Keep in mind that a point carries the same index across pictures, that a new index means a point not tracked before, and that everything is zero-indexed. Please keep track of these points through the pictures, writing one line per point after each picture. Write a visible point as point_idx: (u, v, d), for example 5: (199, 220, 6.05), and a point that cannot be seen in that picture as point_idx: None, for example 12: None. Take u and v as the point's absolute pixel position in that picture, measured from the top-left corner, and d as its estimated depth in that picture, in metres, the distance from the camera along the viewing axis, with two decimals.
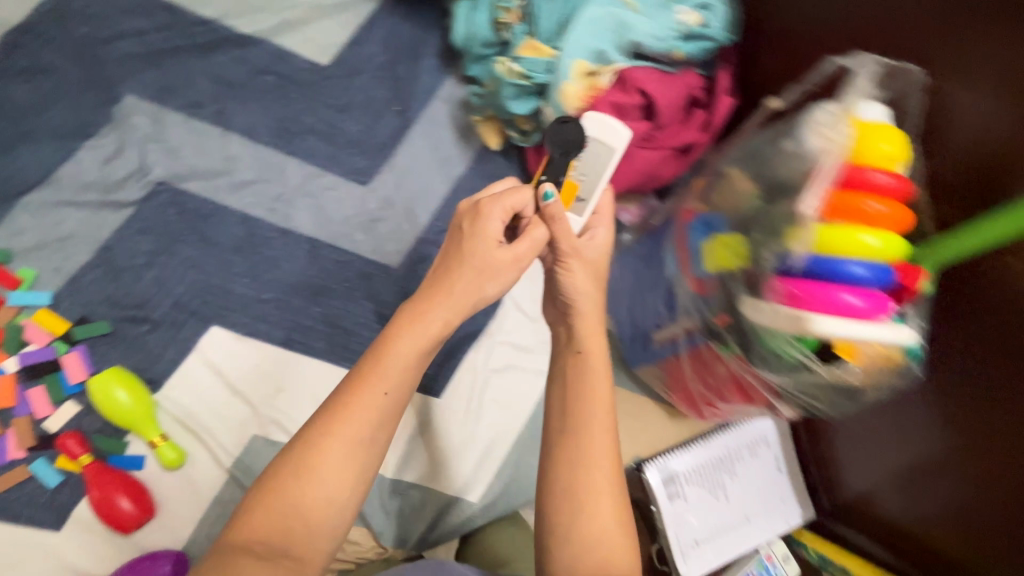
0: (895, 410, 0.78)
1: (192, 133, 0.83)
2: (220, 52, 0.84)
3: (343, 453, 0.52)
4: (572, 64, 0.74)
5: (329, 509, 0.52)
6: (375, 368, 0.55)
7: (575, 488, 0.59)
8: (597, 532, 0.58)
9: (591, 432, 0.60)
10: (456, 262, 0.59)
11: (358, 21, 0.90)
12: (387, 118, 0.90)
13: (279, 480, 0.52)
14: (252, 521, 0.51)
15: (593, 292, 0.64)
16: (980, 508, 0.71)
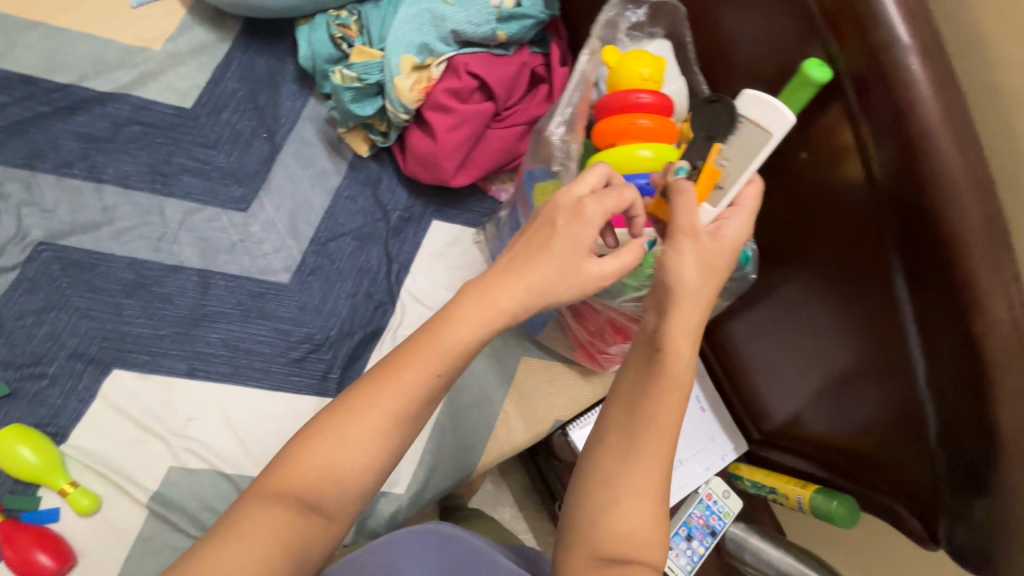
0: (798, 317, 0.80)
1: (66, 191, 0.87)
2: (82, 112, 0.89)
3: (387, 427, 0.54)
4: (397, 60, 0.81)
5: (368, 475, 0.55)
6: (429, 346, 0.55)
7: (623, 478, 0.59)
8: (626, 516, 0.58)
9: (645, 418, 0.59)
10: (547, 253, 0.54)
11: (213, 62, 0.95)
12: (257, 146, 0.95)
13: (323, 434, 0.54)
14: (292, 480, 0.54)
15: (695, 284, 0.58)
16: (875, 398, 0.72)
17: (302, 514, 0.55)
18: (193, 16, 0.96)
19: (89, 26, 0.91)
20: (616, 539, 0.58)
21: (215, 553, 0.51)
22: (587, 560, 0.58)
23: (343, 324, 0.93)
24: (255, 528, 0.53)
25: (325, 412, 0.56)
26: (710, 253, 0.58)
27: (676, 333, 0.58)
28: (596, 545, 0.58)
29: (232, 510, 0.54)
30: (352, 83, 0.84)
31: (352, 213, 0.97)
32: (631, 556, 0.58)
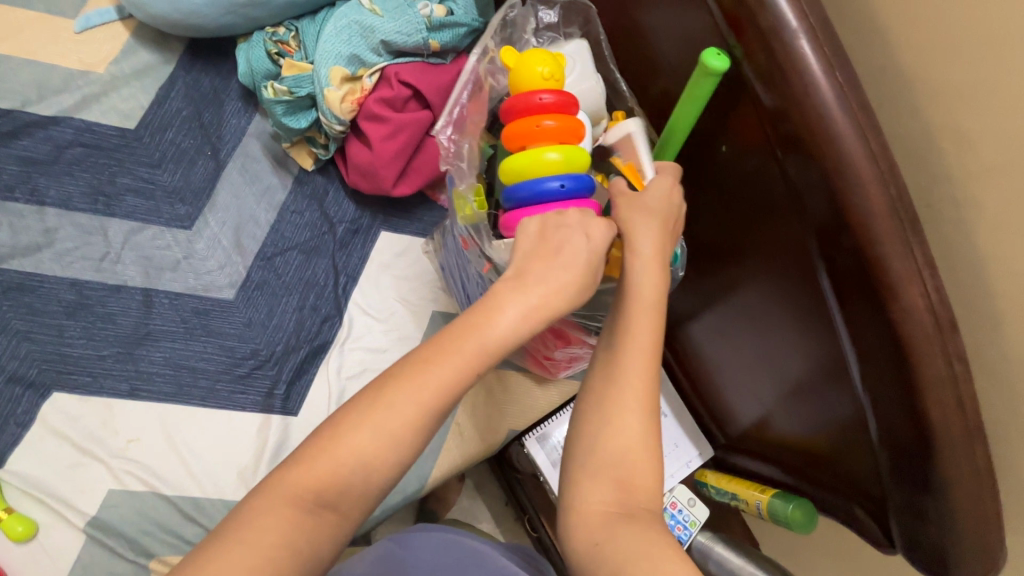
0: (749, 312, 0.77)
1: (8, 215, 0.87)
2: (24, 136, 0.89)
3: (420, 425, 0.51)
4: (325, 72, 0.82)
5: (392, 469, 0.50)
6: (471, 335, 0.52)
7: (618, 404, 0.57)
8: (635, 445, 0.56)
9: (626, 342, 0.59)
10: (581, 260, 0.53)
11: (157, 83, 0.96)
12: (201, 163, 0.95)
13: (352, 427, 0.50)
14: (313, 475, 0.49)
15: (658, 244, 0.61)
16: (832, 391, 0.69)
17: (314, 514, 0.49)
18: (136, 39, 0.97)
19: (33, 52, 0.92)
20: (618, 470, 0.56)
21: (229, 546, 0.46)
22: (600, 492, 0.56)
23: (290, 339, 0.92)
24: (266, 528, 0.47)
25: (351, 405, 0.51)
26: (651, 204, 0.62)
27: (634, 258, 0.60)
28: (584, 505, 0.56)
29: (245, 507, 0.49)
30: (282, 97, 0.85)
31: (299, 227, 0.96)
32: (644, 491, 0.55)
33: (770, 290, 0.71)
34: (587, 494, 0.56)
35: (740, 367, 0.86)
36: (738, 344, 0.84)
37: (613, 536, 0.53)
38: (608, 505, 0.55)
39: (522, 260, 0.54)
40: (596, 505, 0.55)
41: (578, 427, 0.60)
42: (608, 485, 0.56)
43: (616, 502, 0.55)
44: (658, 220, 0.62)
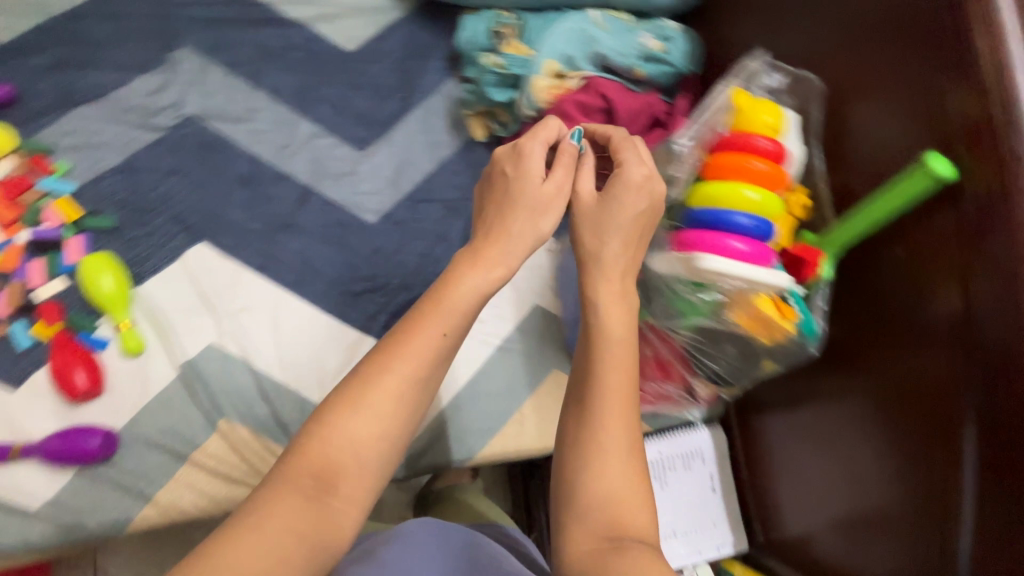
0: (845, 421, 0.76)
1: (229, 86, 0.99)
2: (266, 28, 1.02)
3: (400, 392, 0.58)
4: (543, 61, 0.89)
5: (379, 446, 0.57)
6: (442, 318, 0.60)
7: (596, 443, 0.59)
8: (622, 481, 0.58)
9: (598, 381, 0.61)
10: (518, 216, 0.64)
11: (383, 22, 1.07)
12: (392, 101, 1.05)
13: (341, 416, 0.56)
14: (309, 461, 0.55)
15: (620, 257, 0.64)
16: (915, 528, 0.66)
17: (318, 500, 0.54)
18: None
19: None
20: (610, 499, 0.57)
21: (238, 536, 0.51)
22: (587, 536, 0.57)
23: (406, 277, 0.98)
24: (278, 516, 0.52)
25: (334, 400, 0.57)
26: (615, 217, 0.64)
27: (599, 287, 0.63)
28: (589, 511, 0.57)
29: (259, 494, 0.54)
30: (496, 69, 0.91)
31: (450, 185, 1.04)
32: (637, 525, 0.57)
33: (882, 405, 0.70)
34: (579, 535, 0.57)
35: (814, 476, 0.83)
36: (818, 450, 0.81)
37: (609, 567, 0.53)
38: (597, 548, 0.56)
39: (479, 231, 0.65)
40: (586, 546, 0.56)
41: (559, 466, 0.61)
42: (598, 526, 0.57)
43: (603, 543, 0.56)
44: (619, 242, 0.64)
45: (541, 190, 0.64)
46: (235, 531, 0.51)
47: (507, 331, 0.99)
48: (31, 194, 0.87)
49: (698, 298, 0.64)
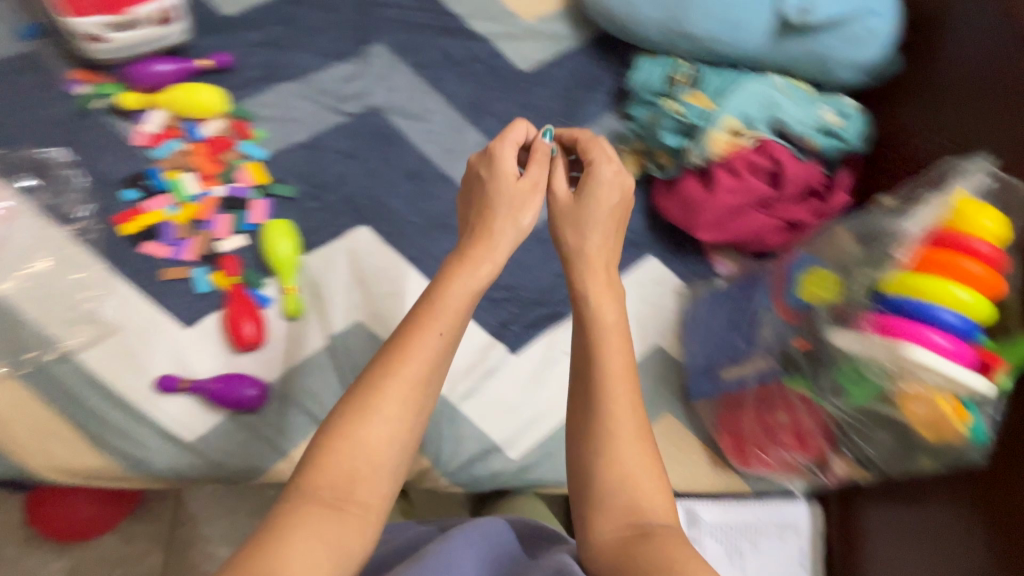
0: (982, 529, 0.73)
1: (413, 86, 1.05)
2: (454, 37, 1.08)
3: (409, 393, 0.62)
4: (725, 117, 0.92)
5: (390, 448, 0.61)
6: (443, 317, 0.65)
7: (605, 434, 0.64)
8: (633, 467, 0.63)
9: (597, 372, 0.67)
10: (501, 209, 0.72)
11: (560, 49, 1.12)
12: (555, 124, 1.09)
13: (354, 427, 0.60)
14: (330, 473, 0.58)
15: (597, 243, 0.73)
16: None
17: (337, 509, 0.57)
18: (564, 10, 1.14)
19: None
20: (624, 484, 0.63)
21: (265, 547, 0.53)
22: (611, 522, 0.62)
23: (540, 293, 1.02)
24: (308, 529, 0.55)
25: (343, 414, 0.60)
26: (591, 214, 0.73)
27: (587, 284, 0.71)
28: (614, 496, 0.63)
29: (280, 507, 0.57)
30: (676, 115, 0.94)
31: None
32: (656, 511, 0.62)
33: None
34: (604, 524, 0.62)
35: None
36: (935, 551, 0.78)
37: (641, 553, 0.58)
38: (626, 535, 0.61)
39: (469, 237, 0.71)
40: (613, 534, 0.61)
41: (575, 461, 0.66)
42: (621, 514, 0.62)
43: (630, 530, 0.61)
44: (597, 238, 0.73)
45: (516, 187, 0.73)
46: (267, 540, 0.54)
47: None
48: (231, 154, 0.95)
49: (882, 382, 0.67)
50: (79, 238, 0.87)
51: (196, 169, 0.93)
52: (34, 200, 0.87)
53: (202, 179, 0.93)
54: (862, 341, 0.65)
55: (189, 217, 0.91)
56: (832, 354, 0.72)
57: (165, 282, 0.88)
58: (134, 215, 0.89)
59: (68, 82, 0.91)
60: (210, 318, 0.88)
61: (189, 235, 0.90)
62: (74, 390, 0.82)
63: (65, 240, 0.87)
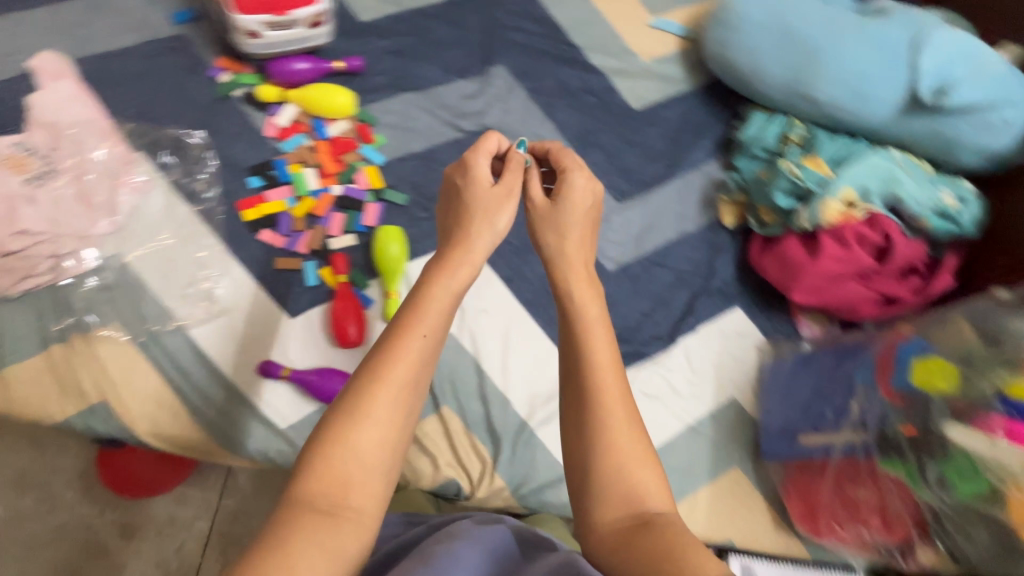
0: None
1: (528, 110, 1.07)
2: (572, 68, 1.10)
3: (399, 393, 0.59)
4: (843, 186, 0.92)
5: (383, 453, 0.58)
6: (428, 317, 0.64)
7: (600, 424, 0.60)
8: (630, 456, 0.59)
9: (586, 364, 0.63)
10: (476, 215, 0.71)
11: (672, 92, 1.13)
12: (658, 165, 1.11)
13: (346, 435, 0.57)
14: (323, 483, 0.55)
15: (574, 245, 0.73)
16: None
17: (331, 516, 0.54)
18: (680, 54, 1.15)
19: (615, 19, 1.13)
20: (621, 477, 0.59)
21: (261, 554, 0.50)
22: (610, 513, 0.58)
23: (625, 330, 1.02)
24: (305, 540, 0.52)
25: (333, 423, 0.57)
26: (564, 219, 0.73)
27: (570, 282, 0.69)
28: (613, 487, 0.58)
29: (277, 512, 0.54)
30: (792, 178, 0.95)
31: (684, 258, 1.08)
32: (657, 503, 0.58)
33: None
34: (606, 517, 0.58)
35: None
36: None
37: (644, 544, 0.54)
38: (628, 526, 0.57)
39: (446, 244, 0.71)
40: (614, 526, 0.57)
41: (569, 455, 0.62)
42: (622, 504, 0.58)
43: (631, 520, 0.57)
44: (574, 240, 0.73)
45: (489, 192, 0.73)
46: (263, 551, 0.51)
47: (700, 413, 1.00)
48: (351, 155, 0.97)
49: (996, 481, 0.71)
50: (204, 216, 0.91)
51: (317, 165, 0.96)
52: (168, 175, 0.91)
53: (322, 176, 0.96)
54: (992, 446, 0.70)
55: (305, 211, 0.94)
56: (947, 449, 0.75)
57: (278, 271, 0.91)
58: (256, 203, 0.92)
59: (214, 68, 0.96)
60: (314, 312, 0.91)
61: (304, 229, 0.93)
62: (181, 361, 0.85)
63: (192, 216, 0.90)
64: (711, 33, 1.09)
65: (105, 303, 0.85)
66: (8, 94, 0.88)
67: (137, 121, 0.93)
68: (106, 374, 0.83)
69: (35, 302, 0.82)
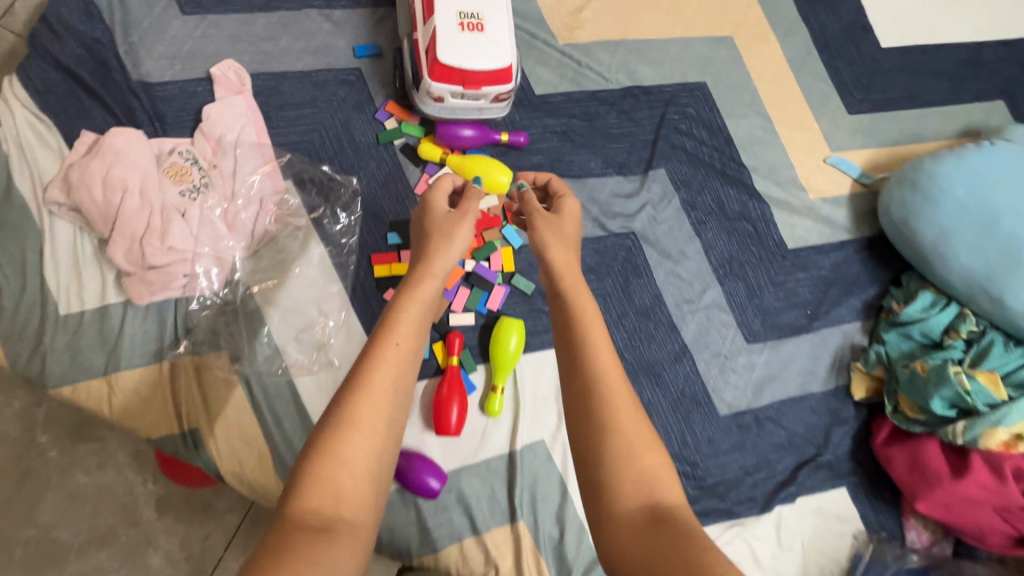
0: None
1: (677, 223, 1.01)
2: (734, 188, 1.03)
3: (382, 401, 0.59)
4: (1016, 417, 0.84)
5: (371, 462, 0.57)
6: (407, 330, 0.65)
7: (606, 416, 0.60)
8: (634, 443, 0.59)
9: (587, 359, 0.64)
10: (434, 238, 0.73)
11: (832, 238, 1.05)
12: (798, 312, 1.03)
13: (337, 448, 0.56)
14: (313, 498, 0.53)
15: (567, 253, 0.73)
16: None
17: (324, 534, 0.51)
18: (849, 200, 1.07)
19: (791, 147, 1.06)
20: (631, 466, 0.57)
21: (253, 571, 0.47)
22: (629, 505, 0.56)
23: (721, 483, 0.95)
24: (301, 558, 0.48)
25: (319, 436, 0.56)
26: (566, 230, 0.75)
27: (563, 283, 0.70)
28: (624, 478, 0.57)
29: (272, 521, 0.52)
30: (959, 389, 0.86)
31: (800, 420, 1.00)
32: (666, 491, 0.57)
33: None
34: (622, 512, 0.55)
35: None
36: None
37: (665, 537, 0.52)
38: (644, 519, 0.54)
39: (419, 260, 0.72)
40: (628, 519, 0.55)
41: (580, 452, 0.60)
42: (633, 492, 0.56)
43: (645, 515, 0.55)
44: (564, 244, 0.74)
45: (446, 214, 0.75)
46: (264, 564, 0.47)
47: None
48: (491, 232, 0.94)
49: None
50: (337, 262, 0.88)
51: None
52: (311, 213, 0.88)
53: None
54: None
55: None
56: None
57: None
58: (389, 260, 0.88)
59: (382, 111, 0.92)
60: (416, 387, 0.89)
61: None
62: (280, 409, 0.83)
63: (323, 260, 0.88)
64: (889, 189, 1.02)
65: (223, 331, 0.83)
66: (183, 98, 0.88)
67: (294, 150, 0.89)
68: (207, 403, 0.81)
69: (159, 315, 0.82)
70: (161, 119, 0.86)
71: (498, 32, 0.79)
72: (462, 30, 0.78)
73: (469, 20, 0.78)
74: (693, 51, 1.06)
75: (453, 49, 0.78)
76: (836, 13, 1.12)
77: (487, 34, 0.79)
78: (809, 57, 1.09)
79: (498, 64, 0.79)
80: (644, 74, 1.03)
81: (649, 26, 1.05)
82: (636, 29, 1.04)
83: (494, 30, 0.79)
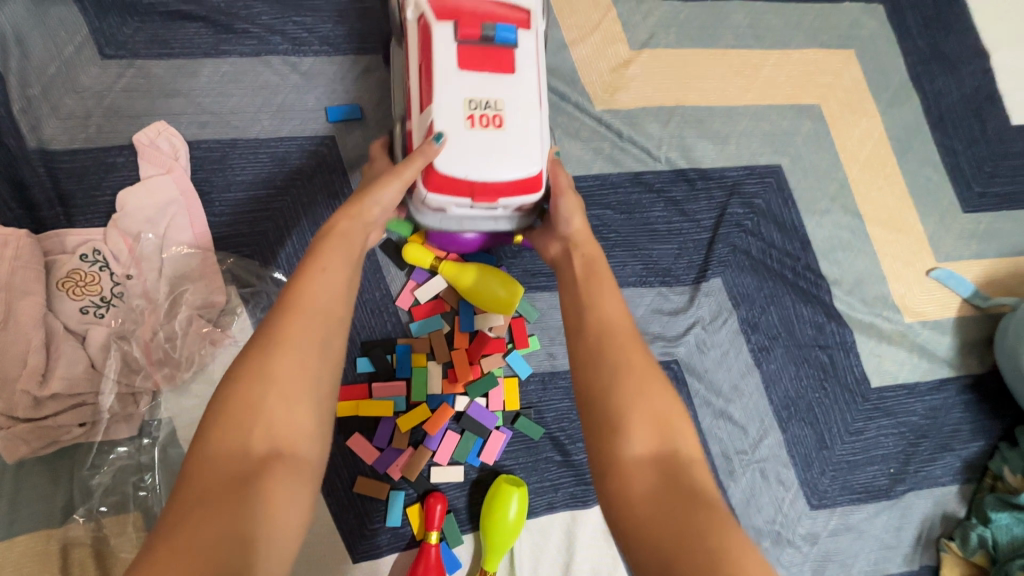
0: None
1: (733, 347, 0.79)
2: (808, 305, 0.80)
3: (319, 326, 0.44)
4: None
5: (311, 395, 0.42)
6: (335, 251, 0.50)
7: (612, 357, 0.47)
8: (644, 386, 0.46)
9: (591, 303, 0.52)
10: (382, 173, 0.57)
11: (927, 375, 0.82)
12: (878, 470, 0.80)
13: (263, 373, 0.41)
14: (230, 438, 0.39)
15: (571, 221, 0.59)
16: None
17: (251, 485, 0.37)
18: (955, 325, 0.83)
19: (884, 253, 0.83)
20: (650, 412, 0.44)
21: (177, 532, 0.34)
22: (642, 465, 0.42)
23: None
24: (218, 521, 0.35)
25: (238, 361, 0.42)
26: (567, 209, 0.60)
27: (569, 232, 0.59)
28: (635, 427, 0.44)
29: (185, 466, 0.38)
30: None
31: None
32: (685, 440, 0.44)
33: None
34: (631, 461, 0.42)
35: None
36: None
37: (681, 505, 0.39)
38: (654, 471, 0.42)
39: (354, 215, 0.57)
40: (639, 483, 0.41)
41: (581, 400, 0.47)
42: (647, 435, 0.43)
43: (662, 477, 0.41)
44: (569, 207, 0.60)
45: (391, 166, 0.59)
46: (176, 519, 0.35)
47: None
48: (492, 360, 0.73)
49: None
50: None
51: (446, 362, 0.72)
52: None
53: (447, 377, 0.72)
54: None
55: (414, 424, 0.70)
56: None
57: (357, 495, 0.69)
58: (359, 395, 0.70)
59: None
60: (384, 561, 0.69)
61: (404, 447, 0.70)
62: None
63: None
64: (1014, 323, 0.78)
65: (134, 489, 0.64)
66: (97, 173, 0.66)
67: (240, 248, 0.68)
68: None
69: (48, 469, 0.62)
70: (66, 202, 0.65)
71: (521, 128, 0.57)
72: (472, 125, 0.56)
73: (483, 110, 0.56)
74: (766, 123, 0.82)
75: (456, 151, 0.56)
76: (958, 76, 0.86)
77: (505, 131, 0.57)
78: (916, 136, 0.85)
79: (517, 173, 0.57)
80: (703, 153, 0.80)
81: (713, 89, 0.81)
82: (695, 92, 0.80)
83: (516, 126, 0.57)
